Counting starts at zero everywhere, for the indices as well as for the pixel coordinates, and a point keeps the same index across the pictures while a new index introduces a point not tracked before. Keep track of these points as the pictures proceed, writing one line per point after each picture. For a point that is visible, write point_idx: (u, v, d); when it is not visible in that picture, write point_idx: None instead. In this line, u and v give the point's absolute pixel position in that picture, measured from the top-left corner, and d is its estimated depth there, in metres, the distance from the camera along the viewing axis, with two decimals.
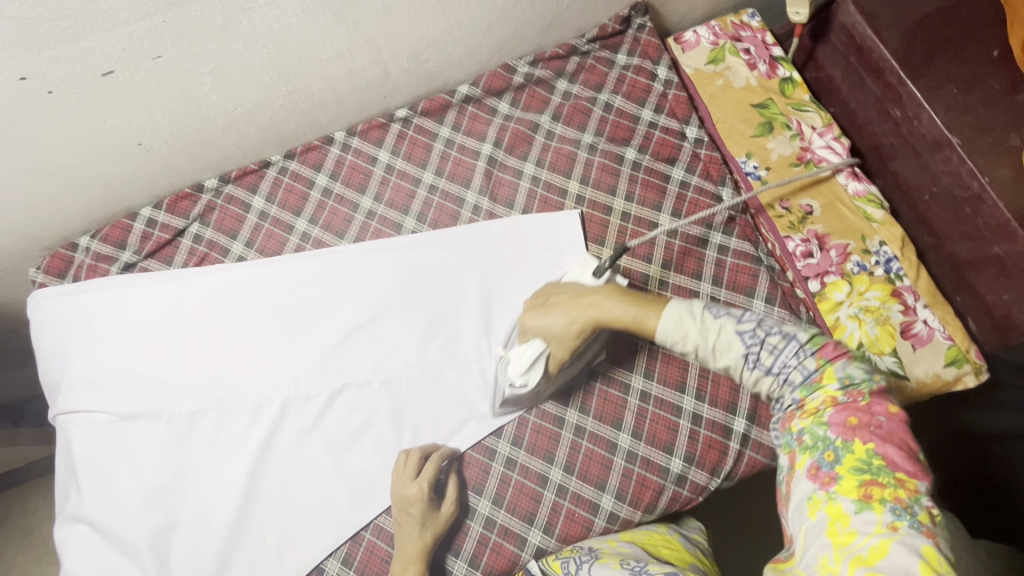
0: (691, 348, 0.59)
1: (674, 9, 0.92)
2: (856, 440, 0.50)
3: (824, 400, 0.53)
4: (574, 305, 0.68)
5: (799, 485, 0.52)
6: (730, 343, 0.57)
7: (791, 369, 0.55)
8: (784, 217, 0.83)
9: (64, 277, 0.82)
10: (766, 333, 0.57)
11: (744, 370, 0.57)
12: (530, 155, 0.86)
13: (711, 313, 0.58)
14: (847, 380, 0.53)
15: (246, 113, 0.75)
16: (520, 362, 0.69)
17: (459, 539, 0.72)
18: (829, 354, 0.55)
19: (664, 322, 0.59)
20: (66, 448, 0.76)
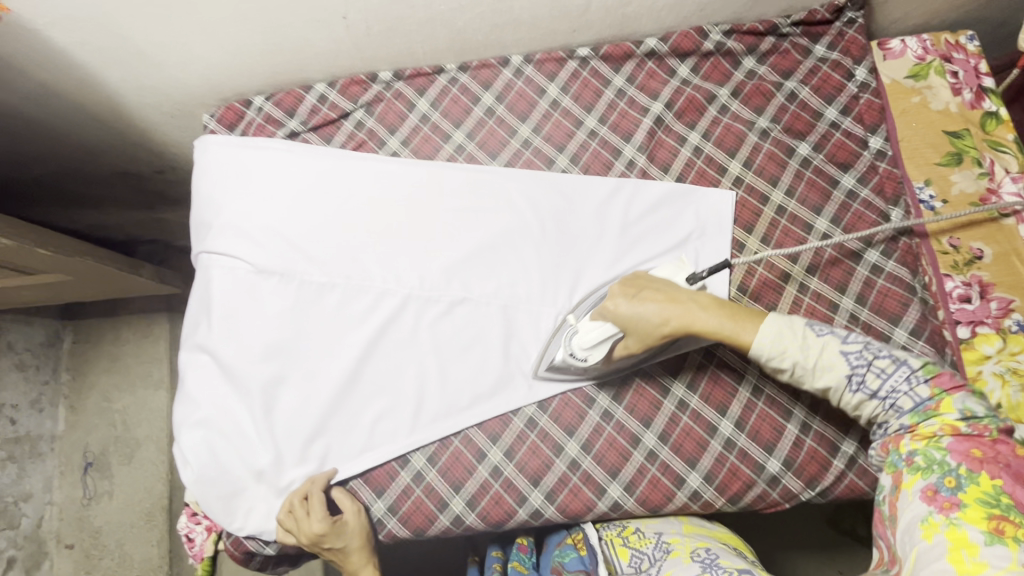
0: (787, 365, 0.60)
1: (891, 11, 0.86)
2: (983, 472, 0.51)
3: (941, 428, 0.55)
4: (673, 301, 0.66)
5: (912, 505, 0.54)
6: (833, 363, 0.59)
7: (901, 393, 0.57)
8: (949, 255, 0.78)
9: (233, 129, 0.87)
10: (873, 355, 0.59)
11: (846, 391, 0.60)
12: (698, 126, 0.83)
13: (813, 330, 0.60)
14: (968, 413, 0.54)
15: (447, 12, 0.76)
16: (587, 337, 0.69)
17: (542, 473, 0.75)
18: (946, 385, 0.56)
19: (763, 337, 0.61)
20: (204, 283, 0.81)
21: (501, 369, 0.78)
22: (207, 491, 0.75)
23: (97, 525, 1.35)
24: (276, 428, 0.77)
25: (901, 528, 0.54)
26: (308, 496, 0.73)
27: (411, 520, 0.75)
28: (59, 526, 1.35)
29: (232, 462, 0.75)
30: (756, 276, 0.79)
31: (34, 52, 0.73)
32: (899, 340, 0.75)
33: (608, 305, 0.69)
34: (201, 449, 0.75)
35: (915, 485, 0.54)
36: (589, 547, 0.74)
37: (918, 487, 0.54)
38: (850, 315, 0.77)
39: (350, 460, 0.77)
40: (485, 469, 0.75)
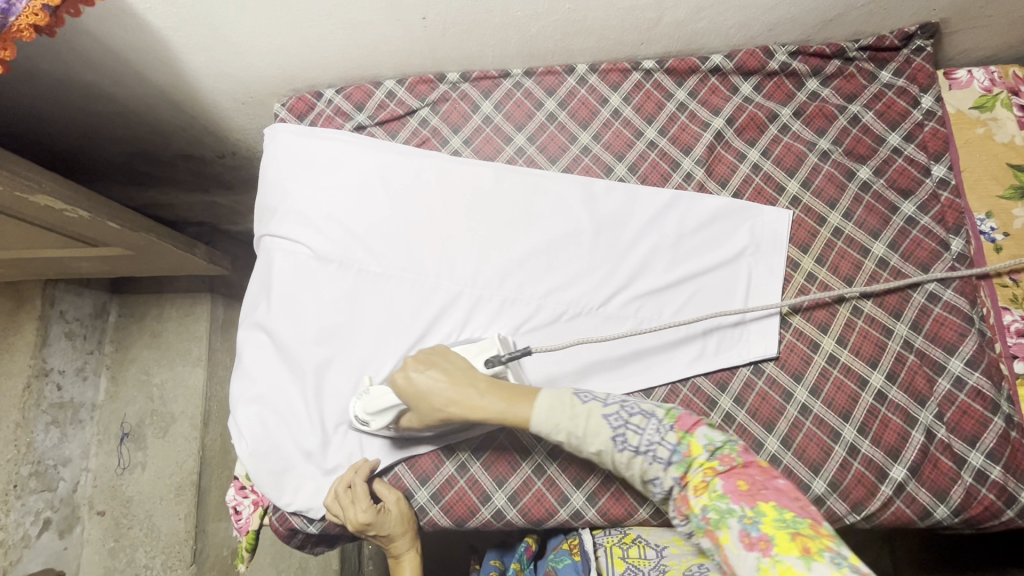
0: (563, 436, 0.61)
1: (958, 41, 0.86)
2: (759, 502, 0.53)
3: (704, 471, 0.57)
4: (457, 381, 0.67)
5: (741, 560, 0.52)
6: (599, 429, 0.60)
7: (657, 444, 0.59)
8: (1008, 289, 0.77)
9: (302, 119, 0.90)
10: (629, 413, 0.61)
11: (616, 455, 0.60)
12: (758, 143, 0.84)
13: (578, 398, 0.62)
14: (712, 446, 0.58)
15: (523, 18, 0.77)
16: (372, 404, 0.74)
17: (587, 475, 0.77)
18: (687, 425, 0.60)
19: (539, 411, 0.61)
20: (265, 264, 0.84)
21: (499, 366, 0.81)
22: (259, 465, 0.77)
23: (128, 495, 1.39)
24: (325, 410, 0.79)
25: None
26: (352, 485, 0.74)
27: (452, 510, 0.77)
28: (92, 493, 1.39)
29: (284, 439, 0.78)
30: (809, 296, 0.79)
31: (129, 33, 0.76)
32: (954, 370, 0.74)
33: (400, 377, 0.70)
34: (255, 424, 0.77)
35: (731, 539, 0.53)
36: (583, 553, 0.75)
37: (734, 540, 0.53)
38: (904, 341, 0.76)
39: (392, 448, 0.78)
40: (529, 467, 0.77)
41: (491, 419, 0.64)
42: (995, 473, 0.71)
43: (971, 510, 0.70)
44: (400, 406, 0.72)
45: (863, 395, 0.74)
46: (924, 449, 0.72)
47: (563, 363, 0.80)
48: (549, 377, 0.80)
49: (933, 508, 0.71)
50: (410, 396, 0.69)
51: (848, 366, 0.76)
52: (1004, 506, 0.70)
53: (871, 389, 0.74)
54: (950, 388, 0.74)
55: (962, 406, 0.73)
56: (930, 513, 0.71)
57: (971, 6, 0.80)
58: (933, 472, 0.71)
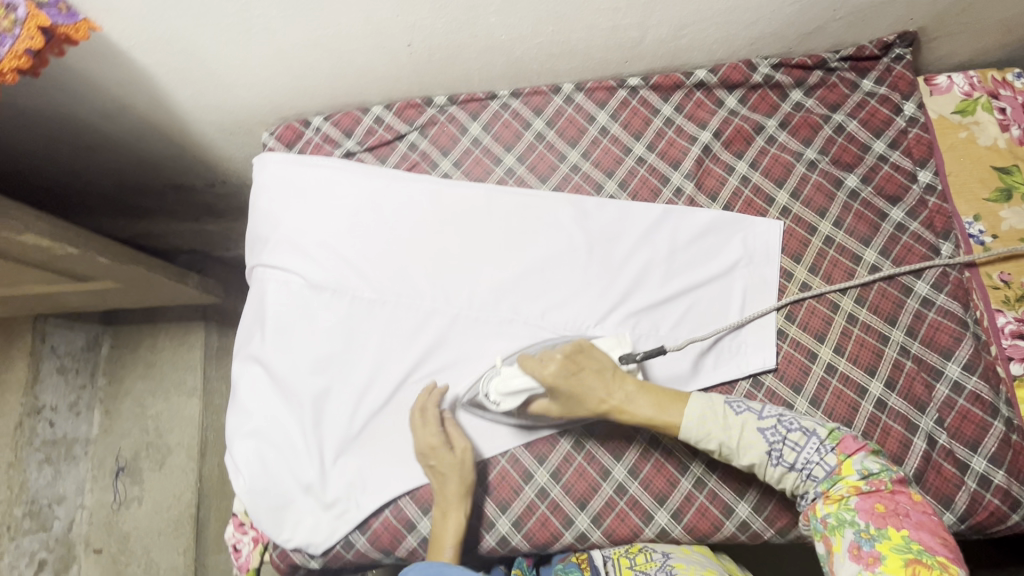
0: (714, 446, 0.66)
1: (937, 48, 0.87)
2: (889, 527, 0.58)
3: (847, 490, 0.61)
4: (614, 384, 0.70)
5: (846, 567, 0.58)
6: (752, 441, 0.65)
7: (813, 464, 0.63)
8: (999, 290, 0.78)
9: (291, 147, 0.90)
10: (787, 430, 0.65)
11: (768, 465, 0.65)
12: (746, 155, 0.85)
13: (733, 408, 0.67)
14: (866, 472, 0.61)
15: (508, 41, 0.78)
16: (506, 385, 0.72)
17: (589, 496, 0.74)
18: (849, 449, 0.63)
19: (690, 420, 0.66)
20: (258, 295, 0.83)
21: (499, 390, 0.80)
22: (258, 502, 0.76)
23: (125, 531, 1.36)
24: (323, 441, 0.78)
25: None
26: (427, 410, 0.76)
27: None
28: (88, 531, 1.36)
29: (283, 474, 0.76)
30: (804, 305, 0.79)
31: (115, 70, 0.76)
32: (952, 375, 0.74)
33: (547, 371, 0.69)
34: (252, 459, 0.76)
35: (842, 547, 0.59)
36: (593, 567, 0.75)
37: (845, 548, 0.59)
38: (901, 347, 0.76)
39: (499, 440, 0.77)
40: (532, 490, 0.75)
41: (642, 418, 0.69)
42: (998, 477, 0.70)
43: (977, 516, 0.70)
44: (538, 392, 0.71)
45: (863, 403, 0.74)
46: (926, 456, 0.72)
47: (679, 360, 0.79)
48: (669, 376, 0.78)
49: (939, 516, 0.70)
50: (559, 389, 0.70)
51: (847, 375, 0.75)
52: (1010, 511, 0.70)
53: (871, 397, 0.74)
54: (948, 393, 0.74)
55: (962, 411, 0.73)
56: None
57: (946, 14, 0.81)
58: (937, 479, 0.71)
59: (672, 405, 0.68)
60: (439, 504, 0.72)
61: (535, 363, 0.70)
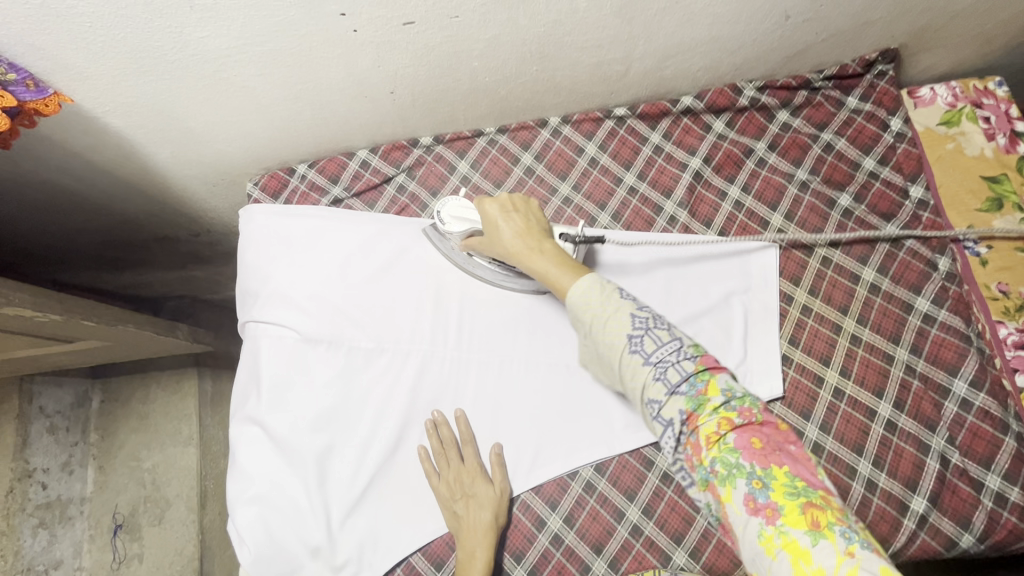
0: (587, 318, 0.61)
1: (920, 62, 0.88)
2: (772, 465, 0.51)
3: (721, 422, 0.53)
4: (530, 235, 0.70)
5: (740, 521, 0.50)
6: (619, 324, 0.59)
7: (669, 364, 0.55)
8: (999, 301, 0.78)
9: (277, 198, 0.88)
10: (655, 326, 0.58)
11: (626, 354, 0.58)
12: (737, 179, 0.84)
13: (619, 292, 0.61)
14: (731, 395, 0.54)
15: (491, 82, 0.77)
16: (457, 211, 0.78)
17: (604, 539, 0.73)
18: (711, 365, 0.56)
19: (576, 287, 0.63)
20: (252, 353, 0.81)
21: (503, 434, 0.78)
22: (267, 571, 0.73)
23: None
24: (330, 501, 0.76)
25: (743, 547, 0.51)
26: (455, 441, 0.76)
27: None
28: None
29: (289, 539, 0.74)
30: (806, 328, 0.79)
31: (90, 135, 0.74)
32: (959, 392, 0.74)
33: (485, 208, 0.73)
34: (256, 527, 0.74)
35: (733, 498, 0.51)
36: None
37: (737, 501, 0.50)
38: (906, 366, 0.75)
39: (521, 474, 0.76)
40: (546, 537, 0.73)
41: (536, 269, 0.68)
42: (1014, 494, 0.70)
43: (995, 536, 0.69)
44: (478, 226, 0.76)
45: (874, 426, 0.74)
46: (940, 478, 0.71)
47: (631, 255, 0.82)
48: (617, 262, 0.82)
49: (958, 538, 0.70)
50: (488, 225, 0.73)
51: (855, 398, 0.75)
52: None
53: (881, 419, 0.74)
54: (957, 411, 0.73)
55: (972, 429, 0.73)
56: (956, 543, 0.70)
57: (926, 30, 0.82)
58: (954, 500, 0.70)
59: (569, 272, 0.65)
60: (466, 542, 0.70)
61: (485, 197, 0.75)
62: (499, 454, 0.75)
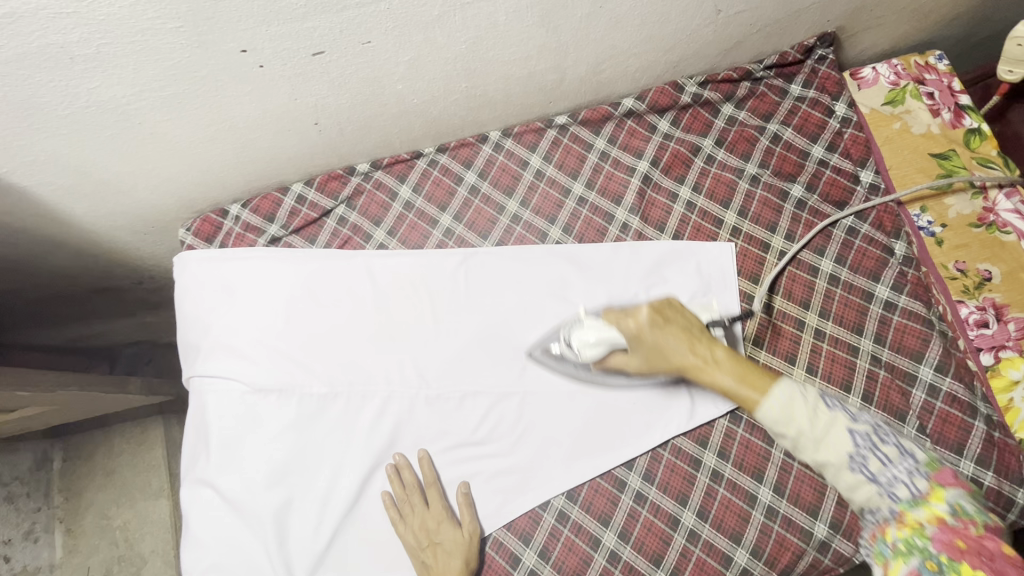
0: (791, 432, 0.61)
1: (857, 42, 0.87)
2: (963, 562, 0.51)
3: (927, 518, 0.54)
4: (697, 344, 0.69)
5: None
6: (837, 440, 0.59)
7: (900, 483, 0.57)
8: (957, 280, 0.77)
9: (211, 242, 0.83)
10: (880, 440, 0.59)
11: (846, 470, 0.59)
12: (687, 179, 0.82)
13: (825, 403, 0.61)
14: (959, 508, 0.54)
15: (421, 104, 0.73)
16: (592, 333, 0.71)
17: (582, 569, 0.70)
18: (944, 481, 0.56)
19: (773, 399, 0.61)
20: (198, 411, 0.77)
21: (466, 469, 0.75)
22: None
23: None
24: (292, 560, 0.72)
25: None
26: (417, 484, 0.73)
27: None
28: None
29: None
30: (769, 328, 0.77)
31: None
32: (926, 378, 0.73)
33: (632, 318, 0.71)
34: None
35: (901, 571, 0.53)
36: None
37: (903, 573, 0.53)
38: (872, 356, 0.74)
39: (491, 508, 0.73)
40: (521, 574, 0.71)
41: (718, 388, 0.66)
42: (988, 479, 0.69)
43: None
44: (620, 340, 0.71)
45: None
46: None
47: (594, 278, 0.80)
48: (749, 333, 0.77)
49: None
50: (638, 339, 0.70)
51: None
52: (1004, 512, 0.68)
53: None
54: (925, 398, 0.72)
55: (942, 415, 0.71)
56: None
57: (859, 11, 0.80)
58: None
59: (757, 383, 0.64)
60: None
61: (623, 314, 0.72)
62: (466, 493, 0.73)
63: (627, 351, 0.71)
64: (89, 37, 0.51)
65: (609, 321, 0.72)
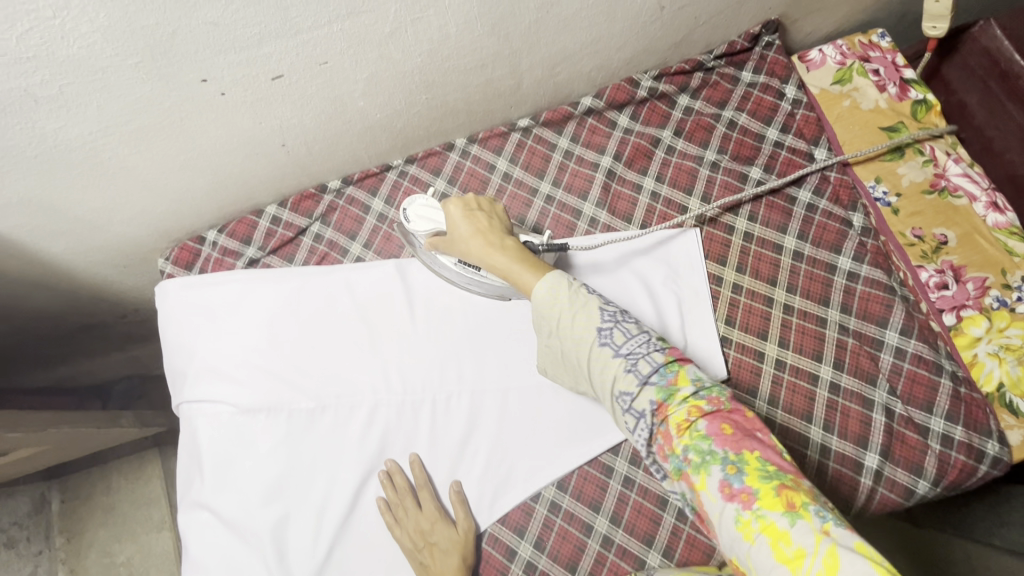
0: (557, 318, 0.63)
1: (803, 27, 0.91)
2: (743, 450, 0.52)
3: (691, 411, 0.55)
4: (491, 235, 0.70)
5: (717, 507, 0.51)
6: (582, 329, 0.62)
7: (640, 357, 0.58)
8: (916, 246, 0.80)
9: (191, 268, 0.84)
10: (624, 322, 0.61)
11: (601, 351, 0.60)
12: (650, 170, 0.85)
13: (586, 291, 0.64)
14: (700, 385, 0.57)
15: (384, 118, 0.75)
16: (424, 210, 0.74)
17: (577, 555, 0.72)
18: (679, 357, 0.59)
19: (541, 284, 0.64)
20: (190, 435, 0.78)
21: (459, 469, 0.77)
22: None
23: None
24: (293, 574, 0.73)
25: (721, 534, 0.51)
26: (410, 485, 0.75)
27: None
28: None
29: None
30: (739, 306, 0.79)
31: None
32: (892, 342, 0.76)
33: (446, 206, 0.72)
34: None
35: (709, 485, 0.52)
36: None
37: (712, 487, 0.51)
38: (839, 326, 0.77)
39: (486, 505, 0.75)
40: (518, 566, 0.72)
41: (499, 273, 0.68)
42: (958, 433, 0.72)
43: (948, 476, 0.71)
44: (444, 224, 0.73)
45: (818, 390, 0.74)
46: (888, 430, 0.72)
47: None
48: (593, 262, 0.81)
49: (915, 486, 0.71)
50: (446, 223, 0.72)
51: (797, 366, 0.76)
52: (977, 464, 0.71)
53: (824, 382, 0.75)
54: (894, 361, 0.75)
55: (910, 376, 0.74)
56: (913, 492, 0.71)
57: None
58: (904, 450, 0.72)
59: (531, 272, 0.66)
60: None
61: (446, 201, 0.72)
62: (459, 492, 0.74)
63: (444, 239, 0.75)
64: (51, 78, 0.53)
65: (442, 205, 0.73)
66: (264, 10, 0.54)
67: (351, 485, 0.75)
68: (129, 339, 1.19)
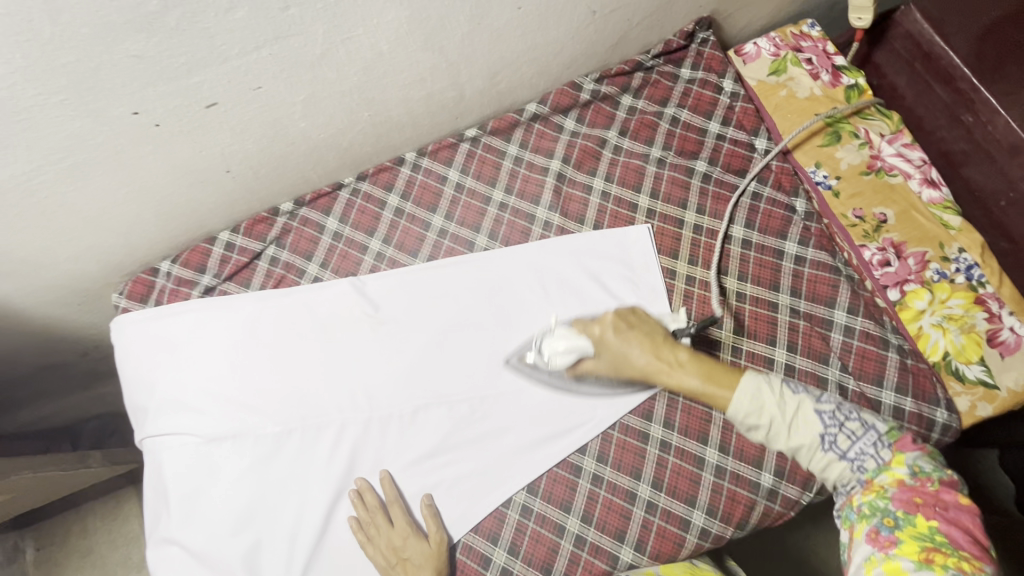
0: (764, 422, 0.60)
1: (736, 21, 0.93)
2: (918, 514, 0.55)
3: (889, 481, 0.58)
4: (662, 348, 0.68)
5: (861, 548, 0.56)
6: (807, 421, 0.60)
7: (867, 455, 0.59)
8: (858, 226, 0.82)
9: (146, 301, 0.83)
10: (846, 416, 0.60)
11: (818, 449, 0.60)
12: (599, 170, 0.86)
13: (790, 387, 0.62)
14: (917, 468, 0.57)
15: (328, 137, 0.75)
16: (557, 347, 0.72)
17: (551, 557, 0.73)
18: (904, 447, 0.59)
19: (738, 394, 0.61)
20: (155, 469, 0.77)
21: (429, 480, 0.77)
22: None
23: None
24: None
25: (853, 572, 0.56)
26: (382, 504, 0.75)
27: None
28: None
29: None
30: (693, 298, 0.81)
31: None
32: (841, 321, 0.78)
33: (597, 327, 0.72)
34: None
35: (862, 531, 0.57)
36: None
37: (864, 531, 0.56)
38: (790, 309, 0.79)
39: (459, 514, 0.75)
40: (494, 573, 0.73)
41: (684, 390, 0.66)
42: (908, 404, 0.74)
43: None
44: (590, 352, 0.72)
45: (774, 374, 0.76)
46: None
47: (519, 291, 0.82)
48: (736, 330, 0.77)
49: None
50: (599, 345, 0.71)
51: (752, 351, 0.78)
52: (927, 432, 0.74)
53: (779, 365, 0.77)
54: (843, 339, 0.77)
55: (860, 352, 0.77)
56: None
57: None
58: None
59: (722, 380, 0.64)
60: None
61: (590, 322, 0.73)
62: (430, 505, 0.74)
63: (596, 362, 0.72)
64: None
65: (579, 331, 0.73)
66: (189, 40, 0.54)
67: (321, 507, 0.75)
68: (92, 377, 1.16)
